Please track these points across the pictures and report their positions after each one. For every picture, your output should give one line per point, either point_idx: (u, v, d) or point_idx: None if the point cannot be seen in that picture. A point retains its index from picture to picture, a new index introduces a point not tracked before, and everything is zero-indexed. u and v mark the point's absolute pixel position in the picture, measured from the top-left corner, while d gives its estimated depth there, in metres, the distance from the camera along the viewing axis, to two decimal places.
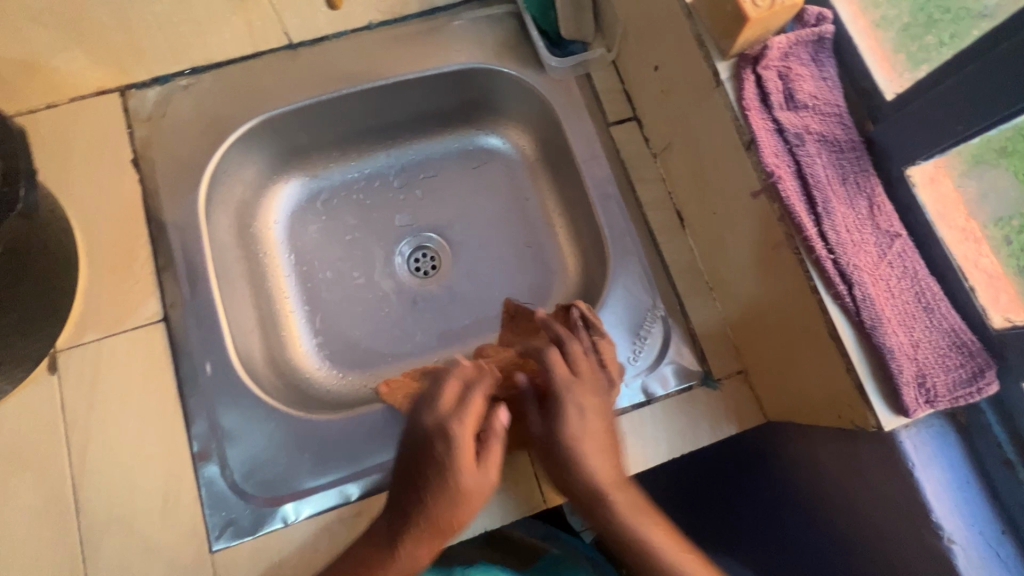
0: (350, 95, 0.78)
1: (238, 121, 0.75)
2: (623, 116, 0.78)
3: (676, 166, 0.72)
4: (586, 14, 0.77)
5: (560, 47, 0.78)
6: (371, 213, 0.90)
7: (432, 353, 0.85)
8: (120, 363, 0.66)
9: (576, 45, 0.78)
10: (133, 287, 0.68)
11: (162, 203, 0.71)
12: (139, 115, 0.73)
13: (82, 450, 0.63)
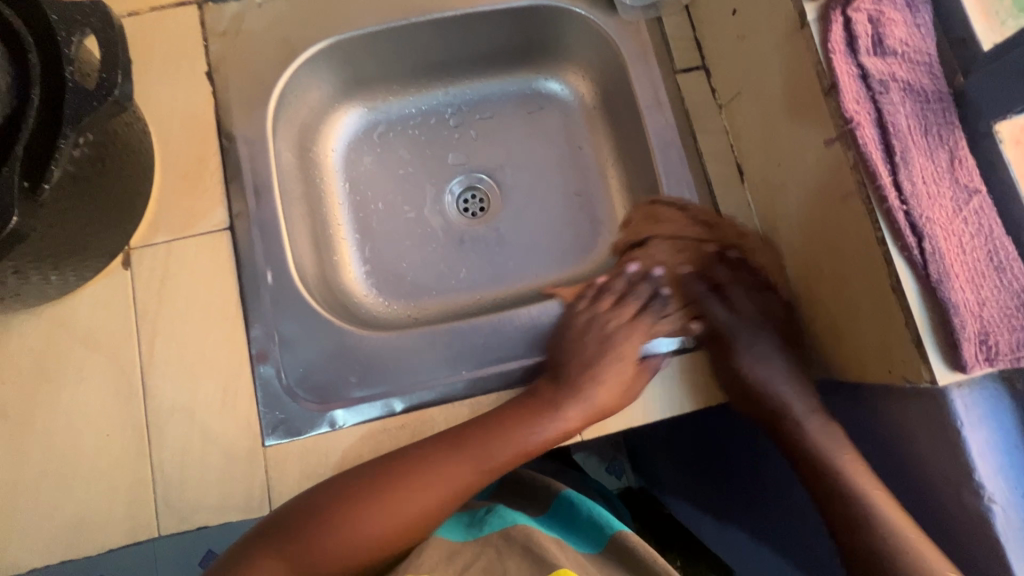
0: (419, 24, 0.78)
1: (309, 41, 0.76)
2: (691, 64, 0.76)
3: (742, 118, 0.71)
4: None
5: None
6: (425, 149, 0.90)
7: (474, 289, 0.86)
8: (188, 265, 0.69)
9: None
10: (202, 194, 0.71)
11: (233, 116, 0.73)
12: (215, 30, 0.75)
13: (150, 343, 0.67)
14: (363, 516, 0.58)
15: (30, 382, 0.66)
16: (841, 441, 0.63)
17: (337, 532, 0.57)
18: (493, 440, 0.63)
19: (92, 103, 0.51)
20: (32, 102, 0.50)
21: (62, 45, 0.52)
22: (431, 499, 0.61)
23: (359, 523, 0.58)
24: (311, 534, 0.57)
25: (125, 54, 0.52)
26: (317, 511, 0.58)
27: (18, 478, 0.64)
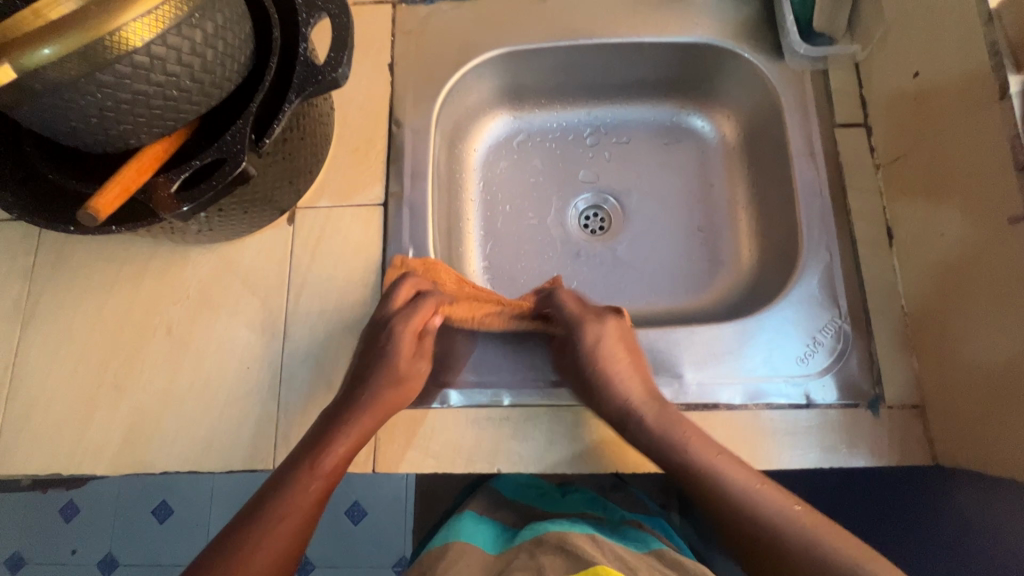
0: (585, 47, 0.83)
1: (482, 49, 0.82)
2: (852, 121, 0.75)
3: (904, 182, 0.69)
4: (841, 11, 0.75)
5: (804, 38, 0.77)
6: (558, 161, 0.94)
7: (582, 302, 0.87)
8: (342, 231, 0.76)
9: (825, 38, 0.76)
10: (367, 170, 0.78)
11: (406, 106, 0.80)
12: (404, 27, 0.83)
13: (297, 292, 0.74)
14: (303, 480, 0.57)
15: (194, 307, 0.74)
16: (785, 492, 0.57)
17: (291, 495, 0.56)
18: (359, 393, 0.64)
19: (315, 78, 0.58)
20: (271, 69, 0.58)
21: (303, 25, 0.60)
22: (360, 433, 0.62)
23: (300, 488, 0.57)
24: (263, 512, 0.55)
25: (351, 41, 0.59)
26: (276, 483, 0.57)
27: (166, 389, 0.72)
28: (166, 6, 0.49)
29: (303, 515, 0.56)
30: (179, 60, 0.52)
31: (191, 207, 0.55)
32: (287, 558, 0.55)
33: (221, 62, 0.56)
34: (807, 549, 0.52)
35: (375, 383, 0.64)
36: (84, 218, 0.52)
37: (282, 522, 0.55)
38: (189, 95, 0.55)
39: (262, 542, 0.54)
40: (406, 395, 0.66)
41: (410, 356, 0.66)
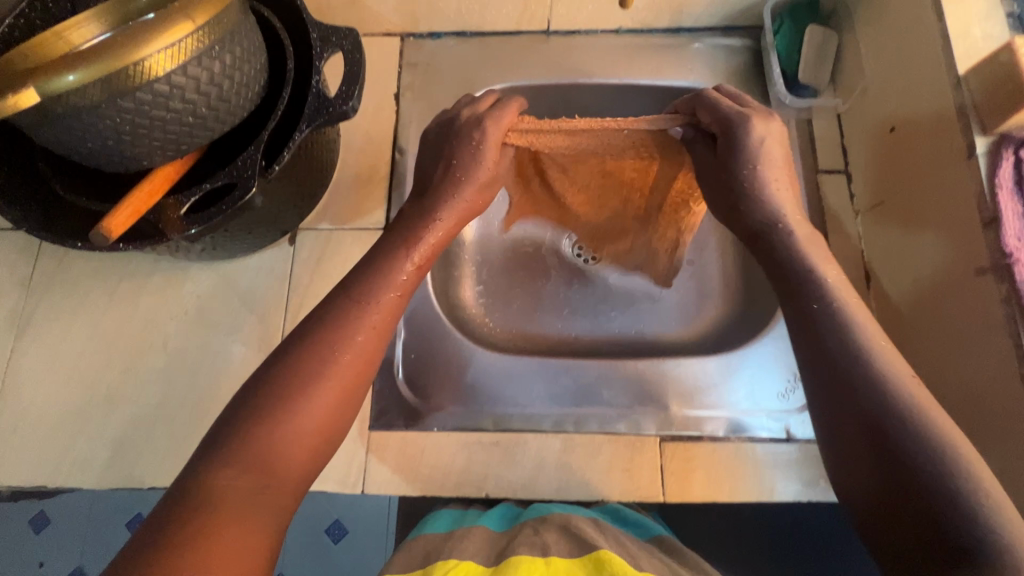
0: (583, 86, 0.86)
1: (484, 83, 0.85)
2: (833, 167, 0.79)
3: (881, 229, 0.73)
4: (824, 66, 0.80)
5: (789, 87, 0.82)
6: None
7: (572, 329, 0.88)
8: (342, 253, 0.78)
9: (808, 91, 0.80)
10: (368, 195, 0.80)
11: (408, 134, 0.83)
12: (410, 60, 0.86)
13: (296, 311, 0.76)
14: (386, 263, 0.55)
15: (193, 322, 0.75)
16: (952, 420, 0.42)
17: (354, 322, 0.51)
18: (421, 224, 0.60)
19: (327, 111, 0.60)
20: (284, 99, 0.61)
21: (316, 58, 0.63)
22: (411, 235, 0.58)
23: (388, 279, 0.55)
24: (305, 354, 0.48)
25: (362, 77, 0.61)
26: (324, 312, 0.51)
27: (161, 402, 0.72)
28: (189, 39, 0.52)
29: (360, 351, 0.50)
30: (197, 89, 0.55)
31: (198, 230, 0.56)
32: (336, 422, 0.48)
33: (236, 92, 0.58)
34: (926, 438, 0.41)
35: (439, 201, 0.60)
36: (95, 237, 0.53)
37: (338, 358, 0.49)
38: (203, 121, 0.57)
39: (331, 372, 0.48)
40: (474, 210, 0.62)
41: (494, 141, 0.61)
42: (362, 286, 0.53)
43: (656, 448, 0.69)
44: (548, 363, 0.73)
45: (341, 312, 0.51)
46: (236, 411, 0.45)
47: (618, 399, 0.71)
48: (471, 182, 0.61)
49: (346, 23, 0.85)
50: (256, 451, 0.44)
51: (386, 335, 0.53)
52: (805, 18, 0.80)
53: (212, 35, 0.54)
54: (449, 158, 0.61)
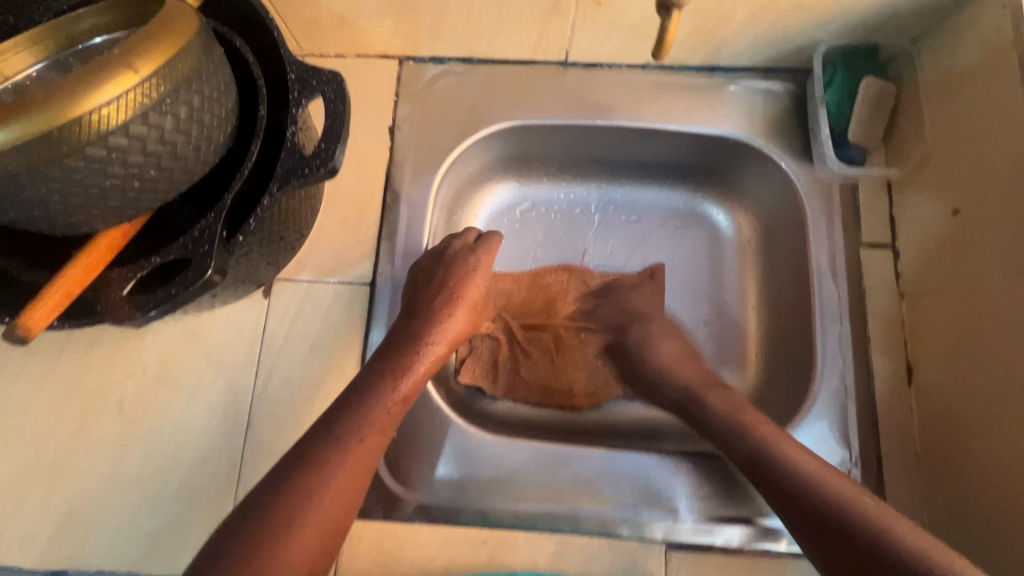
0: (602, 128, 0.77)
1: (491, 118, 0.76)
2: (879, 240, 0.70)
3: (932, 319, 0.65)
4: (877, 126, 0.71)
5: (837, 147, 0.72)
6: (561, 236, 0.85)
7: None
8: (323, 310, 0.70)
9: (857, 153, 0.71)
10: (355, 243, 0.72)
11: (403, 175, 0.74)
12: (409, 88, 0.76)
13: (267, 375, 0.68)
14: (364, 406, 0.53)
15: (151, 383, 0.67)
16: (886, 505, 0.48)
17: (342, 447, 0.50)
18: (407, 354, 0.60)
19: (303, 170, 0.51)
20: (252, 153, 0.52)
21: (293, 104, 0.53)
22: (386, 371, 0.57)
23: (362, 416, 0.53)
24: (295, 491, 0.47)
25: (346, 129, 0.52)
26: (303, 457, 0.49)
27: (111, 473, 0.65)
28: (130, 95, 0.43)
29: (350, 482, 0.49)
30: (144, 150, 0.45)
31: (157, 312, 0.47)
32: (328, 545, 0.47)
33: (195, 147, 0.49)
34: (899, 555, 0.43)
35: (412, 343, 0.61)
36: (12, 339, 0.45)
37: (318, 495, 0.47)
38: (154, 185, 0.48)
39: (304, 519, 0.46)
40: (442, 356, 0.62)
41: (477, 279, 0.67)
42: (340, 424, 0.52)
43: (662, 556, 0.62)
44: (544, 450, 0.66)
45: (326, 430, 0.51)
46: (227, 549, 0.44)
47: (616, 496, 0.64)
48: (449, 315, 0.64)
49: (336, 42, 0.74)
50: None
51: (365, 475, 0.51)
52: (860, 68, 0.70)
53: (162, 86, 0.44)
54: (440, 279, 0.65)
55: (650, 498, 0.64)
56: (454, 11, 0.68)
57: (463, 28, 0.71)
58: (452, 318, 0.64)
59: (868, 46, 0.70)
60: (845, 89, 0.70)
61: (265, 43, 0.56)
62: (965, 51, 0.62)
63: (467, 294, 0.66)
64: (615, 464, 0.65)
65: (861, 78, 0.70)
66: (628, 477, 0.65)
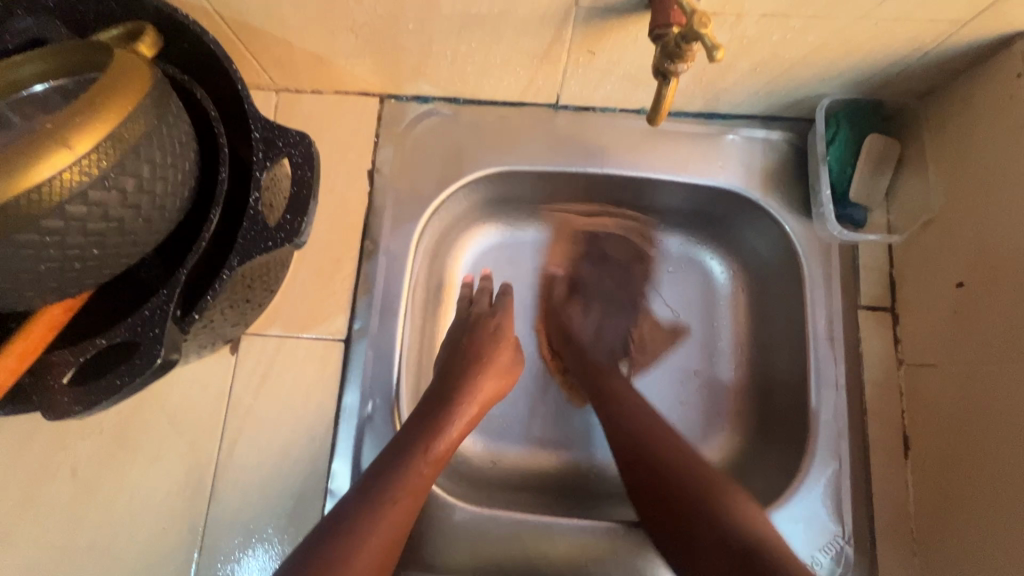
0: (594, 174, 0.73)
1: (477, 163, 0.72)
2: (878, 303, 0.67)
3: (930, 392, 0.62)
4: (879, 185, 0.68)
5: (838, 203, 0.68)
6: (547, 280, 0.81)
7: (558, 447, 0.75)
8: (293, 367, 0.66)
9: (858, 212, 0.68)
10: (330, 296, 0.68)
11: (382, 223, 0.69)
12: (389, 128, 0.72)
13: (233, 437, 0.64)
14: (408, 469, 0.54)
15: (108, 445, 0.63)
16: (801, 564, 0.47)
17: (379, 517, 0.50)
18: (442, 414, 0.60)
19: (266, 242, 0.47)
20: (211, 222, 0.47)
21: (257, 167, 0.49)
22: (425, 439, 0.57)
23: (406, 477, 0.54)
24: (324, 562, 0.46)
25: (314, 199, 0.48)
26: (346, 515, 0.50)
27: (63, 544, 0.61)
28: (66, 174, 0.38)
29: (386, 542, 0.50)
30: (85, 229, 0.41)
31: (107, 402, 0.43)
32: None
33: (146, 218, 0.45)
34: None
35: (449, 407, 0.60)
36: None
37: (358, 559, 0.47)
38: (99, 262, 0.44)
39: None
40: (476, 420, 0.62)
41: (509, 351, 0.68)
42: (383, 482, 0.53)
43: None
44: (527, 519, 0.63)
45: (365, 494, 0.52)
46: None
47: (601, 571, 0.61)
48: (483, 377, 0.64)
49: (311, 79, 0.69)
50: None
51: (399, 540, 0.51)
52: (865, 125, 0.67)
53: (104, 161, 0.40)
54: (472, 343, 0.67)
55: (635, 575, 0.61)
56: (438, 55, 0.63)
57: (448, 71, 0.66)
58: (488, 385, 0.64)
59: (873, 102, 0.67)
60: (848, 146, 0.67)
61: (230, 96, 0.52)
62: (974, 117, 0.59)
63: (498, 365, 0.66)
64: (600, 537, 0.62)
65: (865, 135, 0.67)
66: (612, 551, 0.62)
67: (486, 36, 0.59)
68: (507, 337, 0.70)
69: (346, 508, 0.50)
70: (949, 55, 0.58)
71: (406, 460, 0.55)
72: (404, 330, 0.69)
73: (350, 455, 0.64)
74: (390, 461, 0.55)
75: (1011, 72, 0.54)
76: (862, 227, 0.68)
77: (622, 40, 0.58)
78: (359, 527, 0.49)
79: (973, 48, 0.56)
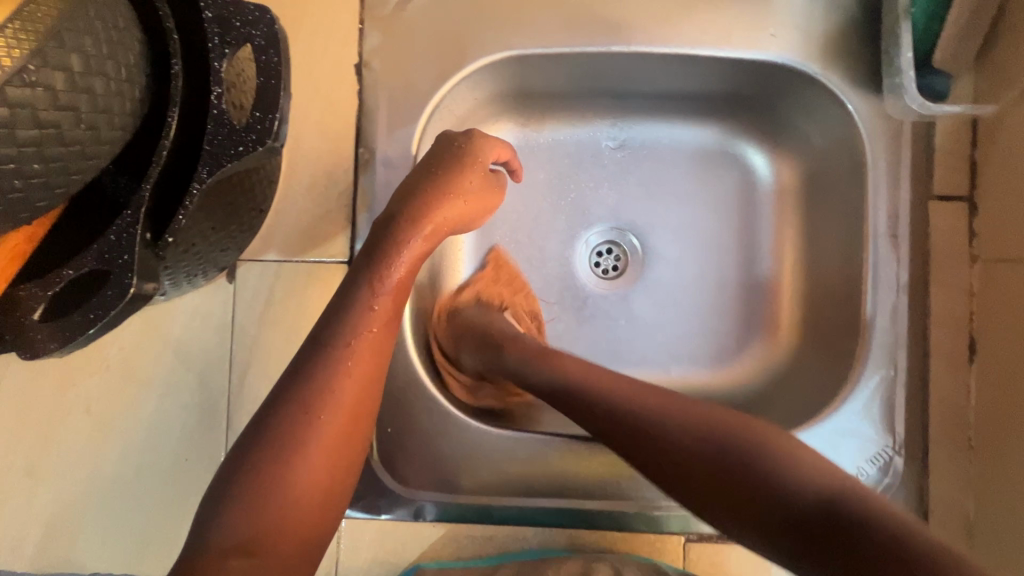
0: (619, 55, 0.61)
1: (479, 48, 0.61)
2: (952, 192, 0.58)
3: (1007, 290, 0.55)
4: (971, 43, 0.56)
5: (918, 72, 0.57)
6: (563, 184, 0.72)
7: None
8: (295, 294, 0.61)
9: (940, 83, 0.57)
10: (326, 215, 0.61)
11: (376, 128, 0.61)
12: (375, 12, 0.61)
13: (242, 368, 0.61)
14: (360, 308, 0.46)
15: (116, 382, 0.61)
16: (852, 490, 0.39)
17: (336, 373, 0.43)
18: (389, 246, 0.50)
19: (236, 147, 0.40)
20: (170, 126, 0.40)
21: (215, 56, 0.40)
22: (375, 272, 0.48)
23: (354, 323, 0.45)
24: (274, 465, 0.40)
25: (284, 90, 0.42)
26: (300, 363, 0.43)
27: (92, 477, 0.61)
28: None
29: (357, 377, 0.44)
30: (15, 139, 0.34)
31: (96, 331, 0.39)
32: (338, 473, 0.42)
33: (89, 124, 0.38)
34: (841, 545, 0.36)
35: (404, 230, 0.51)
36: None
37: (325, 407, 0.42)
38: (46, 182, 0.37)
39: (319, 425, 0.41)
40: (438, 241, 0.53)
41: (480, 176, 0.56)
42: (333, 327, 0.45)
43: (680, 547, 0.59)
44: (556, 441, 0.60)
45: (311, 347, 0.44)
46: (246, 468, 0.40)
47: (629, 487, 0.59)
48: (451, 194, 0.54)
49: None
50: (264, 501, 0.39)
51: (376, 380, 0.45)
52: None
53: (17, 50, 0.31)
54: (428, 166, 0.55)
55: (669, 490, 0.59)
56: None
57: None
58: (462, 208, 0.55)
59: None
60: None
61: None
62: None
63: (463, 187, 0.55)
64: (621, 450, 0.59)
65: None
66: (639, 467, 0.59)
67: None
68: (469, 163, 0.56)
69: (291, 372, 0.43)
70: None
71: (344, 312, 0.46)
72: None
73: None
74: (336, 310, 0.46)
75: None
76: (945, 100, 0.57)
77: None
78: (308, 395, 0.42)
79: None
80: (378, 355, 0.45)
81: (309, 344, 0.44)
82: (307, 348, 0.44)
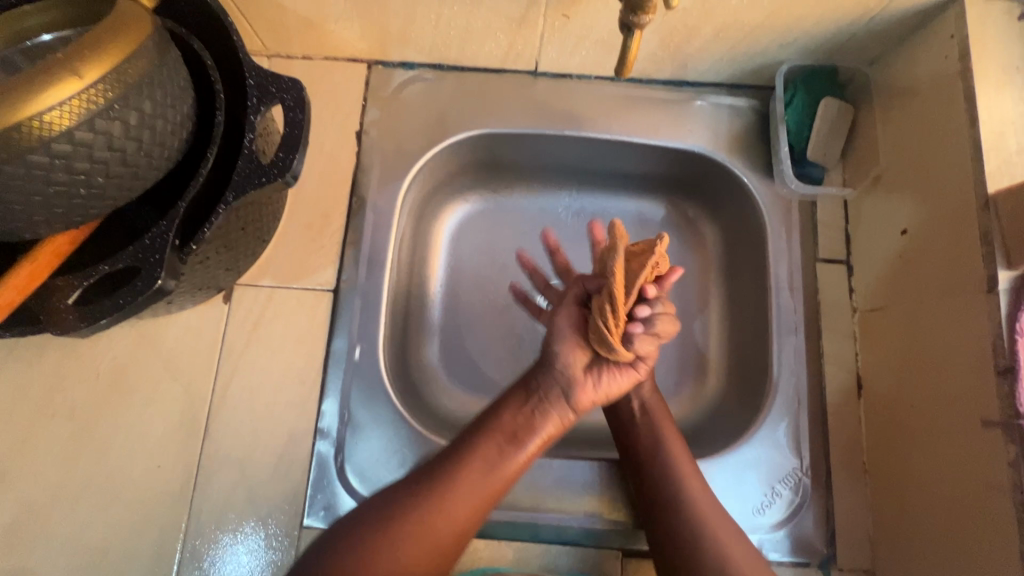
0: (572, 137, 0.77)
1: (460, 124, 0.75)
2: (834, 256, 0.72)
3: (880, 334, 0.67)
4: (835, 145, 0.73)
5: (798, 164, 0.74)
6: (528, 240, 0.84)
7: None
8: (284, 316, 0.69)
9: (815, 172, 0.74)
10: (319, 250, 0.71)
11: (370, 182, 0.73)
12: (377, 93, 0.76)
13: (227, 382, 0.67)
14: (467, 478, 0.54)
15: (105, 389, 0.66)
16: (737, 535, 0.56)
17: (448, 498, 0.53)
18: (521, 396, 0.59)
19: (260, 178, 0.51)
20: (209, 159, 0.50)
21: (253, 111, 0.53)
22: (505, 429, 0.57)
23: (478, 452, 0.55)
24: (377, 544, 0.50)
25: (304, 139, 0.52)
26: (432, 479, 0.54)
27: (62, 481, 0.63)
28: (74, 100, 0.41)
29: (467, 513, 0.54)
30: (91, 157, 0.44)
31: (111, 319, 0.47)
32: (425, 571, 0.52)
33: (146, 153, 0.48)
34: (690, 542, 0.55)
35: (550, 407, 0.58)
36: None
37: (437, 523, 0.52)
38: (103, 192, 0.47)
39: (423, 537, 0.51)
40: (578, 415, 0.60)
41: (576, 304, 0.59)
42: (462, 456, 0.55)
43: (618, 564, 0.64)
44: None
45: (442, 470, 0.54)
46: (363, 537, 0.51)
47: (575, 503, 0.65)
48: (589, 377, 0.58)
49: (302, 44, 0.73)
50: (385, 562, 0.50)
51: (477, 512, 0.54)
52: (824, 90, 0.73)
53: (109, 91, 0.43)
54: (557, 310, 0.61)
55: (611, 507, 0.65)
56: (423, 19, 0.68)
57: (432, 35, 0.71)
58: (602, 388, 0.58)
59: (830, 69, 0.73)
60: (806, 109, 0.73)
61: (224, 43, 0.54)
62: (913, 80, 0.65)
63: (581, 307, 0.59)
64: (569, 469, 0.66)
65: (822, 99, 0.73)
66: (584, 484, 0.66)
67: (466, 0, 0.64)
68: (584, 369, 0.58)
69: (419, 487, 0.54)
70: (891, 21, 0.63)
71: (472, 452, 0.55)
72: (390, 282, 0.72)
73: (340, 395, 0.67)
74: (464, 446, 0.56)
75: (945, 33, 0.60)
76: (820, 184, 0.74)
77: (595, 5, 0.63)
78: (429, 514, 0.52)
79: (914, 13, 0.62)
80: (486, 499, 0.55)
81: (440, 468, 0.55)
82: (440, 469, 0.55)
